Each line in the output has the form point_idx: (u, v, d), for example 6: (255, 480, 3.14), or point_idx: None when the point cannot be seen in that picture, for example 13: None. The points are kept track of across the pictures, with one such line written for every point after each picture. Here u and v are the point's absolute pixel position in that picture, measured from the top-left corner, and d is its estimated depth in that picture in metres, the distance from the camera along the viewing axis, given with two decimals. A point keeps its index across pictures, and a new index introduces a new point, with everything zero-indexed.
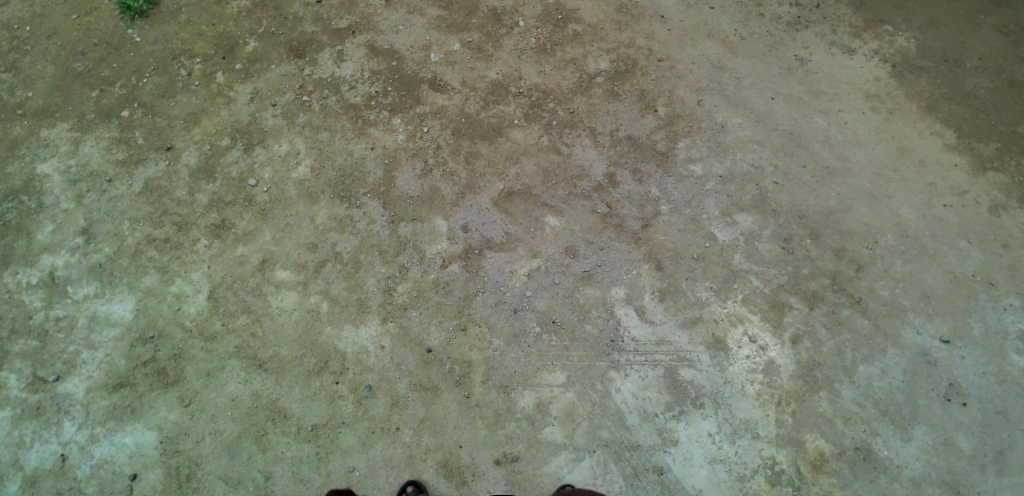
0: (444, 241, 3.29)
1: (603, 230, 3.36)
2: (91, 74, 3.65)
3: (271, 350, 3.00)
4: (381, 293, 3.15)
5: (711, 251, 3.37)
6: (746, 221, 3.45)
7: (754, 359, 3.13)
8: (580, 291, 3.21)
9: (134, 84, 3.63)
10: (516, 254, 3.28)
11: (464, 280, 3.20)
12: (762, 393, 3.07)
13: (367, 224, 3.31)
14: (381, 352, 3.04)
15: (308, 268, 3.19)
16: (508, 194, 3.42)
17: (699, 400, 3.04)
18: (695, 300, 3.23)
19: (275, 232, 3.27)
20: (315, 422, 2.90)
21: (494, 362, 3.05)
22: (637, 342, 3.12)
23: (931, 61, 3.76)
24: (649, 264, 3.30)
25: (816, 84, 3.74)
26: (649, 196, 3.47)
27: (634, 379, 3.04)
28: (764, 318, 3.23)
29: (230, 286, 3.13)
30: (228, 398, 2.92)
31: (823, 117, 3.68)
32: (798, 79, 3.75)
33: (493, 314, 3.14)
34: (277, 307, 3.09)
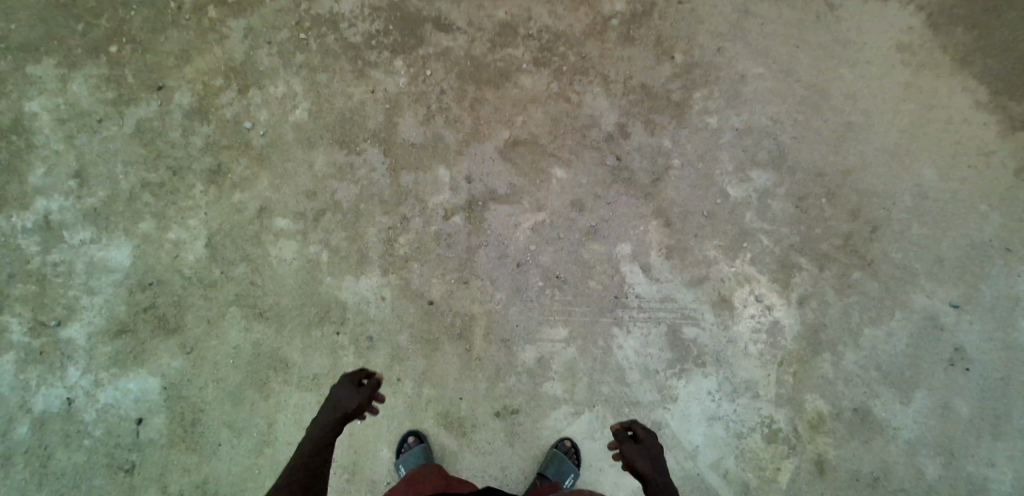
0: (447, 192, 3.20)
1: (610, 184, 3.27)
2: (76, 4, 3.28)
3: (270, 300, 3.01)
4: (382, 244, 3.10)
5: (722, 207, 3.28)
6: (761, 178, 3.34)
7: (759, 318, 3.10)
8: (585, 247, 3.15)
9: (122, 17, 3.31)
10: (520, 207, 3.19)
11: (467, 233, 3.14)
12: (765, 353, 3.08)
13: (368, 172, 3.23)
14: (382, 303, 3.02)
15: (308, 217, 3.14)
16: (513, 144, 3.30)
17: (701, 359, 3.06)
18: (703, 258, 3.17)
19: (273, 179, 3.20)
20: (316, 372, 2.96)
21: (495, 316, 3.04)
22: (641, 299, 3.09)
23: (980, 6, 3.43)
24: (657, 220, 3.22)
25: (846, 33, 3.46)
26: (661, 149, 3.35)
27: (637, 336, 3.05)
28: (772, 278, 3.17)
29: (229, 235, 3.11)
30: (229, 347, 2.97)
31: (851, 70, 3.45)
32: (829, 27, 3.46)
33: (496, 268, 3.09)
34: (276, 256, 3.07)
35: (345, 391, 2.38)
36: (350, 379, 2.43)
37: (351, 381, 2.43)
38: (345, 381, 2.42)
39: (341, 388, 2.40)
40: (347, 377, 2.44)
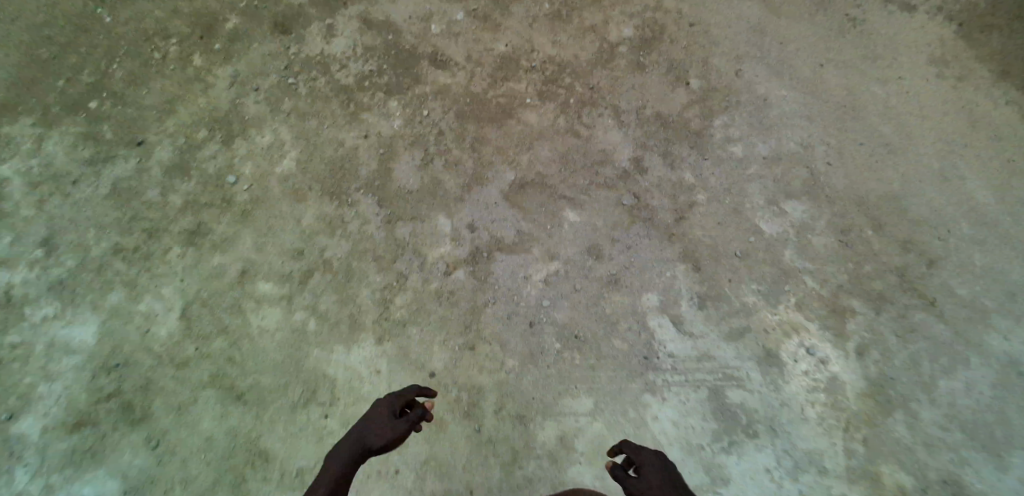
0: (448, 243, 2.86)
1: (630, 225, 2.92)
2: (58, 60, 3.13)
3: (250, 379, 2.57)
4: (376, 308, 2.72)
5: (757, 245, 2.91)
6: (797, 211, 3.00)
7: (814, 376, 2.70)
8: (604, 299, 2.76)
9: (104, 71, 3.13)
10: (530, 256, 2.84)
11: (472, 289, 2.77)
12: (825, 417, 2.64)
13: (359, 225, 2.88)
14: (376, 377, 2.60)
15: (293, 280, 2.76)
16: (520, 186, 3.00)
17: (752, 428, 2.60)
18: (740, 306, 2.78)
19: (256, 238, 2.84)
20: (302, 465, 2.47)
21: (508, 387, 2.62)
22: (676, 359, 2.67)
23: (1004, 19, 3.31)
24: (686, 264, 2.84)
25: (873, 47, 3.29)
26: (683, 184, 3.02)
27: (674, 405, 2.60)
28: (823, 326, 2.79)
29: (205, 304, 2.71)
30: (201, 437, 2.50)
31: (881, 85, 3.22)
32: (851, 42, 3.29)
33: (508, 329, 2.70)
34: (257, 326, 2.67)
35: (384, 416, 2.07)
36: (392, 402, 2.12)
37: (393, 406, 2.11)
38: (386, 403, 2.10)
39: (381, 409, 2.09)
40: (388, 399, 2.13)
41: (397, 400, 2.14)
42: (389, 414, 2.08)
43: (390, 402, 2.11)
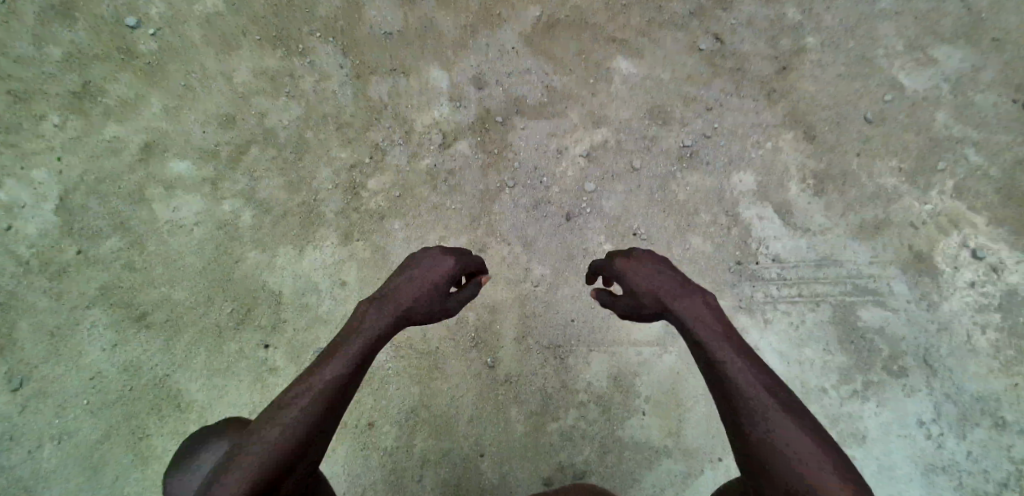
0: (446, 104, 1.97)
1: (710, 79, 1.99)
2: None
3: (155, 294, 1.82)
4: (341, 194, 1.88)
5: (896, 107, 1.98)
6: (952, 59, 2.01)
7: (985, 288, 1.81)
8: (676, 180, 1.89)
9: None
10: (565, 122, 1.95)
11: (481, 167, 1.90)
12: (1004, 347, 1.77)
13: (316, 81, 1.99)
14: (341, 292, 1.79)
15: (220, 158, 1.93)
16: (547, 27, 2.02)
17: (896, 363, 1.76)
18: (875, 192, 1.90)
19: (168, 100, 2.00)
20: (229, 415, 1.73)
21: (533, 304, 1.79)
22: (782, 264, 1.83)
23: None
24: (793, 131, 1.94)
25: None
26: (788, 24, 2.04)
27: (780, 329, 1.79)
28: (994, 218, 1.88)
29: (94, 192, 1.91)
30: (88, 374, 1.77)
31: None
32: None
33: (533, 224, 1.85)
34: (169, 222, 1.87)
35: (432, 299, 1.21)
36: (453, 272, 1.24)
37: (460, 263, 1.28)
38: (446, 274, 1.22)
39: (432, 283, 1.21)
40: (448, 266, 1.23)
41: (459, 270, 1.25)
42: (443, 292, 1.22)
43: (449, 272, 1.23)
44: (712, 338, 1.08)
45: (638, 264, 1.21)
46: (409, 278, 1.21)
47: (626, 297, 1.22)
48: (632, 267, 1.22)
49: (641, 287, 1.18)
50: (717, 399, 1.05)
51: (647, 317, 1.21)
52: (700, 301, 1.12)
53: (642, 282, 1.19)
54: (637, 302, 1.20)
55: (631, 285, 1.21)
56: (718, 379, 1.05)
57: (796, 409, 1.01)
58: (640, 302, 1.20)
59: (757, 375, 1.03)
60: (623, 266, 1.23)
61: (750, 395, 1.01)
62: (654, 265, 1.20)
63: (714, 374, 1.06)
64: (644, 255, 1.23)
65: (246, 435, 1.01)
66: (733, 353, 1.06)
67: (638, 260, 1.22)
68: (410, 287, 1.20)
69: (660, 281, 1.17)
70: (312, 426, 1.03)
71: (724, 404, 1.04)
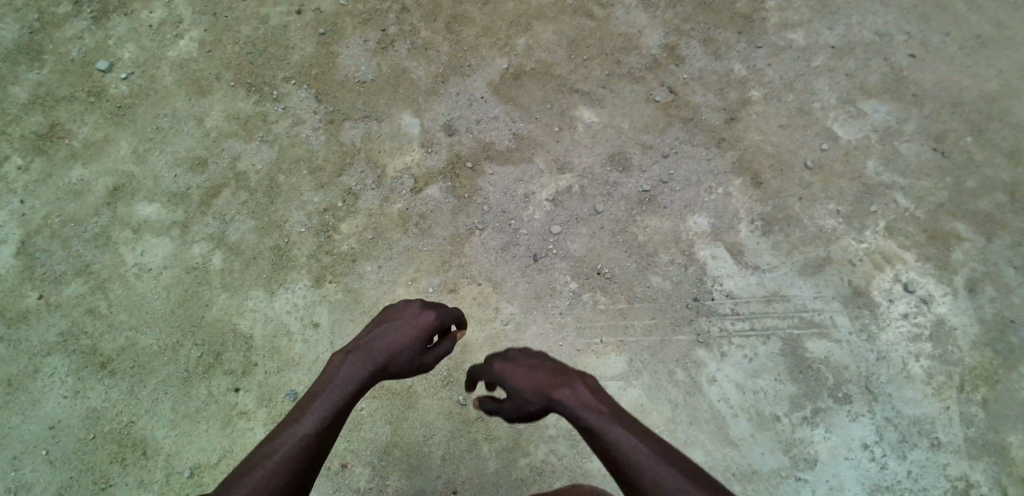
0: (417, 150, 2.05)
1: (665, 128, 2.14)
2: None
3: (122, 339, 1.79)
4: (314, 236, 1.91)
5: (832, 155, 2.17)
6: (879, 112, 2.26)
7: (916, 319, 1.97)
8: (636, 223, 2.00)
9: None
10: (532, 168, 2.05)
11: (451, 210, 1.97)
12: (936, 373, 1.91)
13: (290, 126, 2.05)
14: (313, 334, 1.80)
15: (190, 201, 1.93)
16: (515, 76, 2.18)
17: (841, 390, 1.88)
18: (817, 232, 2.05)
19: (137, 142, 2.00)
20: (197, 462, 1.69)
21: (504, 344, 1.85)
22: (735, 300, 1.95)
23: None
24: (741, 177, 2.09)
25: None
26: (733, 78, 2.25)
27: (736, 362, 1.89)
28: (922, 256, 2.05)
29: (56, 235, 1.88)
30: (45, 425, 1.72)
31: None
32: None
33: (502, 266, 1.92)
34: (135, 266, 1.86)
35: (411, 352, 1.27)
36: (434, 323, 1.30)
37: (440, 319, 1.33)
38: (427, 326, 1.29)
39: (407, 334, 1.28)
40: (428, 320, 1.30)
41: (439, 323, 1.31)
42: (421, 344, 1.29)
43: (429, 325, 1.29)
44: (603, 420, 1.17)
45: (518, 367, 1.29)
46: (383, 332, 1.29)
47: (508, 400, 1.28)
48: (512, 370, 1.29)
49: (521, 385, 1.26)
50: (619, 481, 1.11)
51: (529, 416, 1.27)
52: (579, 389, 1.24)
53: (520, 379, 1.27)
54: (518, 399, 1.26)
55: (510, 384, 1.28)
56: (613, 458, 1.13)
57: (691, 471, 1.09)
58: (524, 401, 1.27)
59: (648, 445, 1.12)
60: (504, 366, 1.30)
61: (643, 464, 1.09)
62: (529, 365, 1.31)
63: (609, 455, 1.14)
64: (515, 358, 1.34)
65: (220, 489, 1.00)
66: (617, 429, 1.15)
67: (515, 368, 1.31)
68: (390, 340, 1.27)
69: (537, 377, 1.27)
70: (283, 484, 1.03)
71: (624, 478, 1.11)
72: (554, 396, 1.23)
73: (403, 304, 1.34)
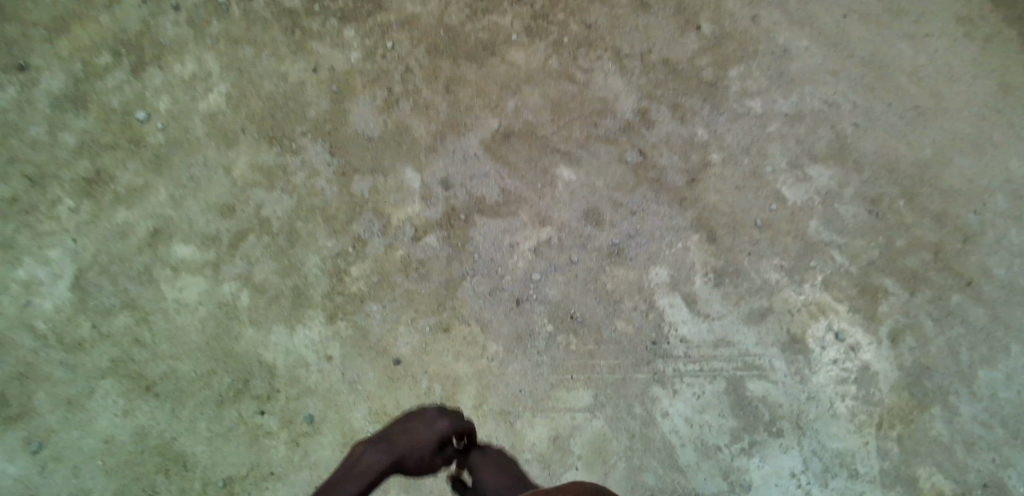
0: (418, 202, 2.34)
1: (635, 187, 2.46)
2: None
3: (163, 366, 2.07)
4: (328, 278, 2.21)
5: (779, 215, 2.49)
6: (822, 176, 2.60)
7: (844, 365, 2.32)
8: (606, 273, 2.32)
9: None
10: (517, 221, 2.35)
11: (446, 257, 2.27)
12: (858, 413, 2.27)
13: (307, 177, 2.33)
14: (326, 365, 2.11)
15: (221, 244, 2.22)
16: (505, 136, 2.48)
17: (775, 426, 2.22)
18: (762, 284, 2.38)
19: (173, 189, 2.28)
20: (230, 475, 1.99)
21: (490, 378, 2.16)
22: (688, 344, 2.27)
23: None
24: (699, 233, 2.41)
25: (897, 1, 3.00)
26: (696, 142, 2.57)
27: (685, 398, 2.22)
28: (853, 308, 2.40)
29: (105, 272, 2.16)
30: (99, 439, 1.99)
31: (908, 43, 2.94)
32: None
33: (490, 308, 2.23)
34: (174, 301, 2.14)
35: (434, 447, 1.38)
36: (448, 430, 1.40)
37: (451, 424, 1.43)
38: (441, 432, 1.39)
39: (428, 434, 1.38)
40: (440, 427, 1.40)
41: (452, 431, 1.40)
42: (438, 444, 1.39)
43: (445, 430, 1.38)
44: None
45: (493, 465, 1.41)
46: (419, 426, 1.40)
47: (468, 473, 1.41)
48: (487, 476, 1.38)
49: (488, 485, 1.36)
50: None
51: None
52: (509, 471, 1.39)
53: (489, 478, 1.37)
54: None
55: (478, 483, 1.38)
56: None
57: None
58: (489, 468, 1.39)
59: None
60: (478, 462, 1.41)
61: None
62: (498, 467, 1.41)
63: None
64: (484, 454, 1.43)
65: None
66: None
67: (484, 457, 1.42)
68: (410, 434, 1.38)
69: (494, 470, 1.39)
70: None
71: None
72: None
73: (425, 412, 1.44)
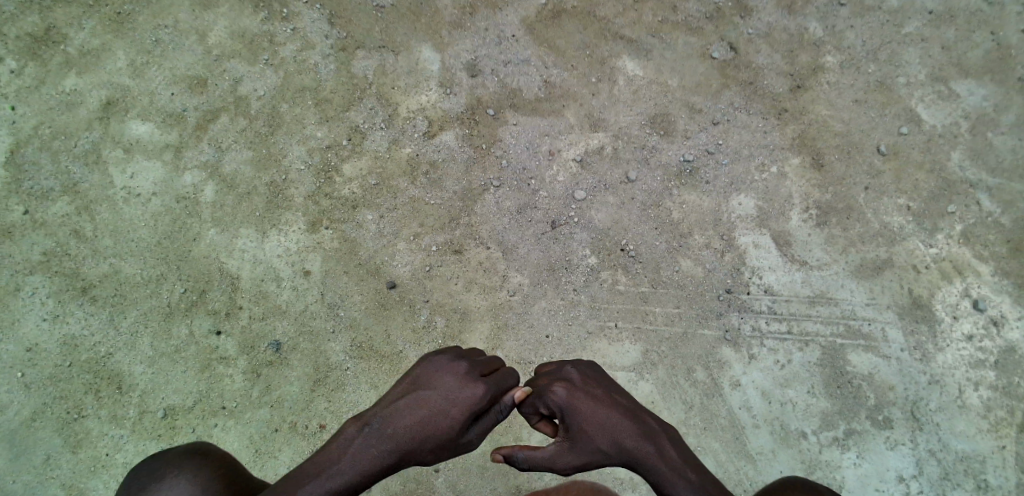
0: (434, 89, 1.80)
1: (721, 90, 1.82)
2: None
3: (104, 266, 1.69)
4: (313, 175, 1.74)
5: (914, 142, 1.81)
6: (973, 94, 1.83)
7: (981, 343, 1.71)
8: (672, 197, 1.77)
9: None
10: (561, 123, 1.80)
11: (466, 162, 1.76)
12: (993, 407, 1.68)
13: (298, 50, 1.79)
14: (302, 282, 1.69)
15: (186, 123, 1.75)
16: (554, 14, 1.84)
17: (882, 414, 1.68)
18: (879, 229, 1.77)
19: (134, 54, 1.78)
20: (171, 404, 1.65)
21: (507, 317, 1.69)
22: (774, 297, 1.73)
23: None
24: (801, 156, 1.80)
25: None
26: (807, 39, 1.85)
27: (763, 367, 1.70)
28: (1001, 268, 1.74)
29: (46, 147, 1.73)
30: (22, 347, 1.66)
31: None
32: None
33: (515, 230, 1.74)
34: (123, 188, 1.72)
35: (451, 433, 1.09)
36: (556, 393, 1.15)
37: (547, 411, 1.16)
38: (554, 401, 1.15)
39: (455, 401, 1.10)
40: (477, 393, 1.12)
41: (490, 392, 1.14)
42: (467, 423, 1.11)
43: (474, 395, 1.12)
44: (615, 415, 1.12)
45: (577, 395, 1.15)
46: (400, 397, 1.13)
47: (564, 438, 1.14)
48: (574, 409, 1.13)
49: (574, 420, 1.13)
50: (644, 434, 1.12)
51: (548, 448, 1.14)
52: (616, 412, 1.13)
53: (582, 413, 1.13)
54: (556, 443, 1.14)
55: (566, 420, 1.13)
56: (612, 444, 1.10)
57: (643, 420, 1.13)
58: (588, 445, 1.12)
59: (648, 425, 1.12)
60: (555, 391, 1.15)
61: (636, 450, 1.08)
62: (587, 384, 1.18)
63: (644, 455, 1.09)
64: (566, 377, 1.18)
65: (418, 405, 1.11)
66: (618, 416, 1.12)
67: (545, 378, 1.20)
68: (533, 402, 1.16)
69: (581, 406, 1.13)
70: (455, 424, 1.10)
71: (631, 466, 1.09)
72: (592, 424, 1.12)
73: (430, 363, 1.18)
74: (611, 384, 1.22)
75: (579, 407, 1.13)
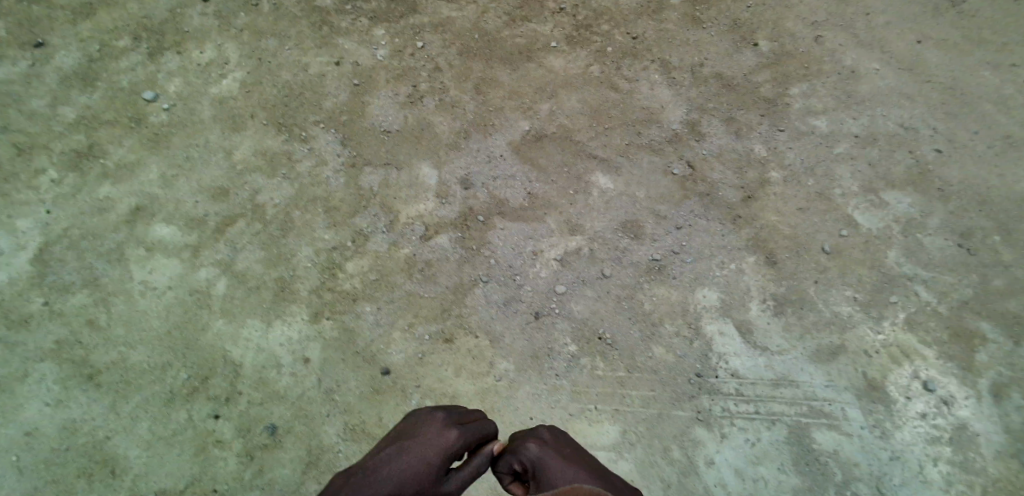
0: (431, 200, 2.04)
1: (681, 200, 2.08)
2: None
3: (114, 355, 1.78)
4: (318, 272, 1.91)
5: (852, 242, 2.05)
6: (901, 203, 2.11)
7: (935, 421, 1.81)
8: (643, 291, 1.95)
9: None
10: (543, 227, 2.02)
11: (458, 260, 1.95)
12: (954, 483, 1.75)
13: (313, 166, 2.06)
14: (302, 370, 1.79)
15: (206, 227, 1.95)
16: (536, 138, 2.16)
17: (849, 489, 1.74)
18: (832, 319, 1.94)
19: (166, 167, 2.04)
20: (163, 487, 1.66)
21: (495, 403, 1.79)
22: (740, 380, 1.86)
23: None
24: (756, 254, 2.02)
25: (982, 25, 2.40)
26: (752, 158, 2.16)
27: (732, 444, 1.78)
28: (947, 354, 1.90)
29: (76, 246, 1.91)
30: (19, 432, 1.69)
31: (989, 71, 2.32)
32: (957, 17, 2.41)
33: (502, 321, 1.89)
34: (143, 283, 1.87)
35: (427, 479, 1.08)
36: (530, 449, 1.17)
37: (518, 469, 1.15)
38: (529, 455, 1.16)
39: (436, 447, 1.14)
40: (455, 438, 1.18)
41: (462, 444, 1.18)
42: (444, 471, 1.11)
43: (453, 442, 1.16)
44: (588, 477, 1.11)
45: (551, 456, 1.15)
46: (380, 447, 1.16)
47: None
48: (550, 464, 1.13)
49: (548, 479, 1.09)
50: None
51: None
52: (590, 476, 1.11)
53: (557, 474, 1.09)
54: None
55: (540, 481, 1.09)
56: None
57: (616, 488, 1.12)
58: None
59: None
60: (528, 446, 1.17)
61: None
62: (558, 446, 1.20)
63: None
64: (540, 437, 1.22)
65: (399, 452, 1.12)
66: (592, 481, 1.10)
67: (519, 436, 1.23)
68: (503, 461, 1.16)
69: (553, 463, 1.13)
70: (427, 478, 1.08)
71: None
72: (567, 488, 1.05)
73: (415, 418, 1.25)
74: (580, 453, 1.24)
75: (551, 463, 1.14)
